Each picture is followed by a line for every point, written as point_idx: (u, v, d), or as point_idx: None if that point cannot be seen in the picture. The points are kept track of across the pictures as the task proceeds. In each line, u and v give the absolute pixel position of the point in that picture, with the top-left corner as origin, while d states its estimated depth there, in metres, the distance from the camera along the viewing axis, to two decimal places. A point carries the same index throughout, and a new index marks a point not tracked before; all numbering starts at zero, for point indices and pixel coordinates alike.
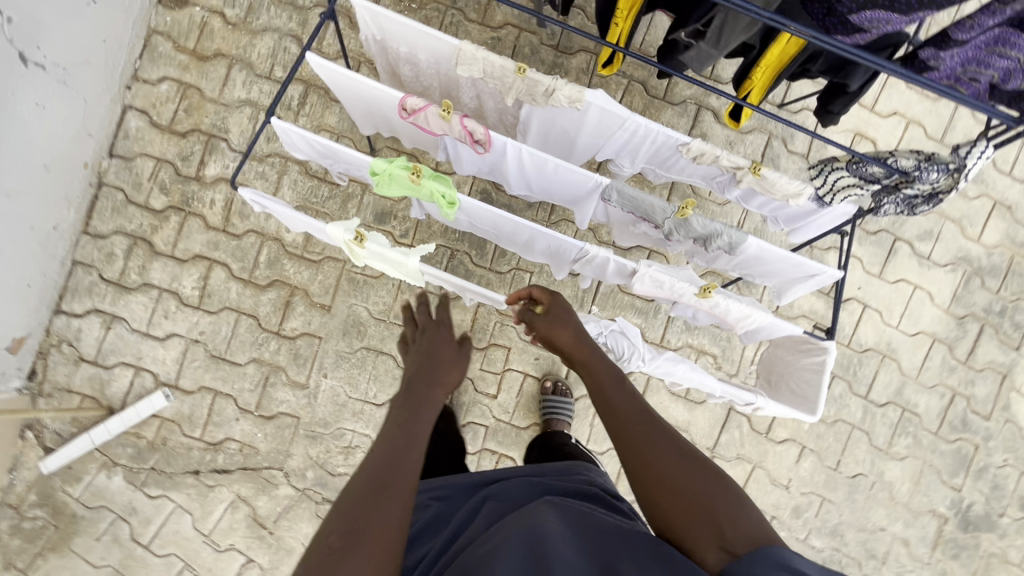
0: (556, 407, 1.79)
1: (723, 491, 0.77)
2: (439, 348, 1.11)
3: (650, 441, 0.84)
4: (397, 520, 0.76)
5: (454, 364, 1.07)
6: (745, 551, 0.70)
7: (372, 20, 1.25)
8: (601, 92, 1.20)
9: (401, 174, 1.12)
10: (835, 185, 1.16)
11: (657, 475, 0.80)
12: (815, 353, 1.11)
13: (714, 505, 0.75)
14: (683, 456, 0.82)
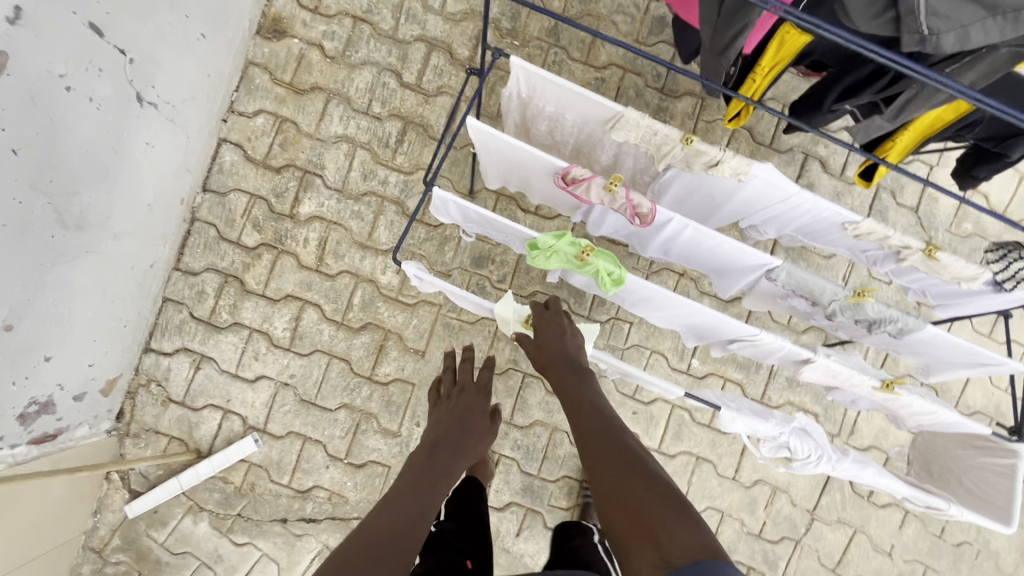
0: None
1: (664, 499, 0.85)
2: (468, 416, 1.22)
3: (621, 466, 0.94)
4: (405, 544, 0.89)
5: (483, 437, 1.23)
6: (676, 539, 0.77)
7: (525, 79, 1.19)
8: (769, 165, 1.14)
9: (569, 252, 1.07)
10: (1016, 272, 1.11)
11: (616, 485, 0.91)
12: (1000, 456, 1.06)
13: (651, 509, 0.83)
14: (635, 469, 0.93)
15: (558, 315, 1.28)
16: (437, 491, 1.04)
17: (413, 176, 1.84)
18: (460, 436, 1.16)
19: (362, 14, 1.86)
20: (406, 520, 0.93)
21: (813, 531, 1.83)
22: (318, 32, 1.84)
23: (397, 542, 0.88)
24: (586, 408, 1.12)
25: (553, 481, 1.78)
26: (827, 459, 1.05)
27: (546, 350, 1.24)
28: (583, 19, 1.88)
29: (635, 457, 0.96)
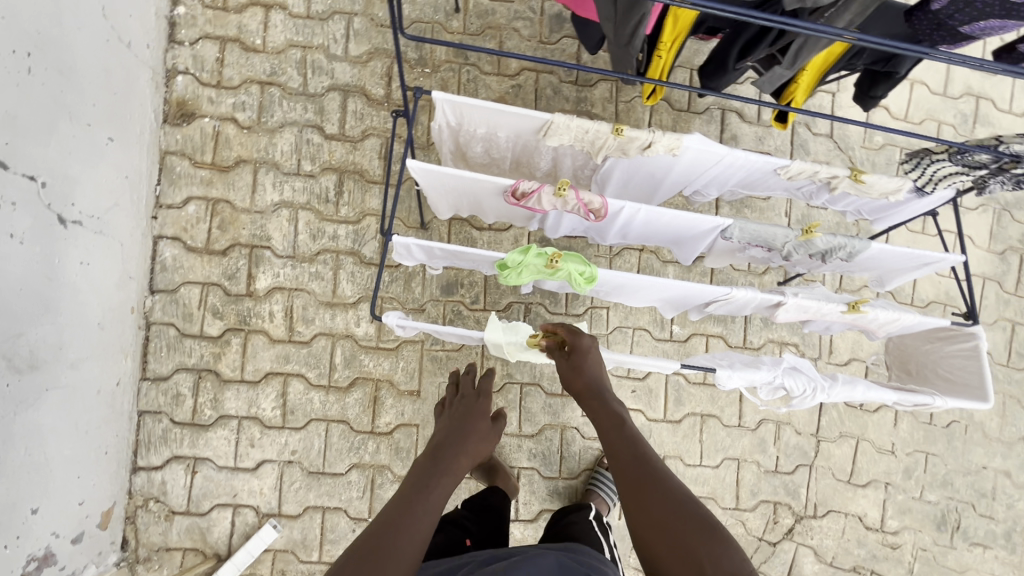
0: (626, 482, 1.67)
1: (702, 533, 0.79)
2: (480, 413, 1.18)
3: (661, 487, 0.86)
4: (419, 541, 0.84)
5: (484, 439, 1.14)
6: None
7: (451, 110, 1.23)
8: (696, 135, 1.21)
9: (538, 263, 1.10)
10: (935, 176, 1.21)
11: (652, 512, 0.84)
12: (962, 340, 1.15)
13: (695, 544, 0.79)
14: (671, 493, 0.85)
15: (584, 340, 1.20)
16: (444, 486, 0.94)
17: (362, 224, 1.83)
18: (463, 433, 1.11)
19: (267, 78, 1.83)
20: (423, 507, 0.88)
21: (822, 451, 1.94)
22: (228, 106, 1.81)
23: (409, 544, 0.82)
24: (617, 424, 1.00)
25: (576, 478, 1.82)
26: (821, 388, 1.11)
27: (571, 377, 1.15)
28: (485, 33, 1.93)
29: (673, 475, 0.87)
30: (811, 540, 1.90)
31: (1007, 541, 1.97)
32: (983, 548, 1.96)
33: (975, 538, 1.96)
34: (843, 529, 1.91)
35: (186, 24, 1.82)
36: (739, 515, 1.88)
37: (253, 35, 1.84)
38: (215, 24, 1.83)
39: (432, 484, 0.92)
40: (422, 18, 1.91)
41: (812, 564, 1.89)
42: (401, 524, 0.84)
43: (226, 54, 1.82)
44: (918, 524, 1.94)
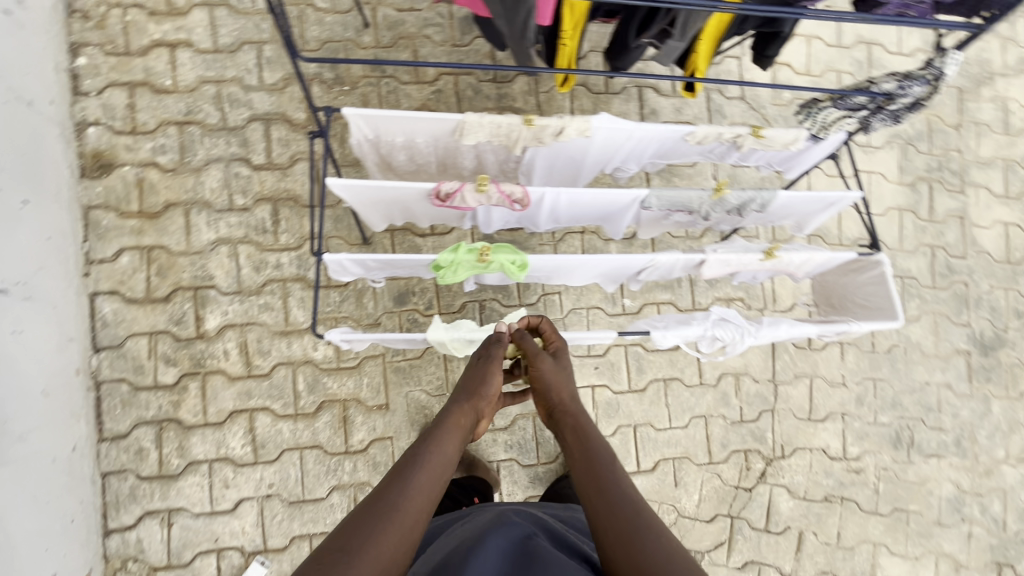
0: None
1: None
2: (484, 381, 1.13)
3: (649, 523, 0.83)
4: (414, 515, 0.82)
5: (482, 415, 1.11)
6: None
7: (365, 124, 1.25)
8: (603, 114, 1.27)
9: (469, 258, 1.14)
10: (825, 122, 1.30)
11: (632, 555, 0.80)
12: (870, 268, 1.25)
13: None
14: (659, 538, 0.80)
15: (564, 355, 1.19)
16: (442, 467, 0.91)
17: (304, 249, 1.83)
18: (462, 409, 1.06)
19: (184, 117, 1.81)
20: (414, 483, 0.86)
21: (781, 394, 2.04)
22: (147, 151, 1.78)
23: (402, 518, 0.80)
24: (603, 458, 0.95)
25: (554, 461, 1.87)
26: (748, 332, 1.17)
27: (557, 386, 1.11)
28: (398, 44, 1.95)
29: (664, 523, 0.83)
30: (783, 479, 2.00)
31: (958, 448, 2.12)
32: (938, 458, 2.10)
33: (929, 450, 2.10)
34: (811, 463, 2.03)
35: (90, 74, 1.78)
36: (714, 468, 1.96)
37: (162, 77, 1.81)
38: (120, 70, 1.79)
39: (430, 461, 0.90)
40: (332, 37, 1.92)
41: (788, 501, 1.99)
42: (393, 503, 0.82)
43: (137, 99, 1.79)
44: (877, 446, 2.07)
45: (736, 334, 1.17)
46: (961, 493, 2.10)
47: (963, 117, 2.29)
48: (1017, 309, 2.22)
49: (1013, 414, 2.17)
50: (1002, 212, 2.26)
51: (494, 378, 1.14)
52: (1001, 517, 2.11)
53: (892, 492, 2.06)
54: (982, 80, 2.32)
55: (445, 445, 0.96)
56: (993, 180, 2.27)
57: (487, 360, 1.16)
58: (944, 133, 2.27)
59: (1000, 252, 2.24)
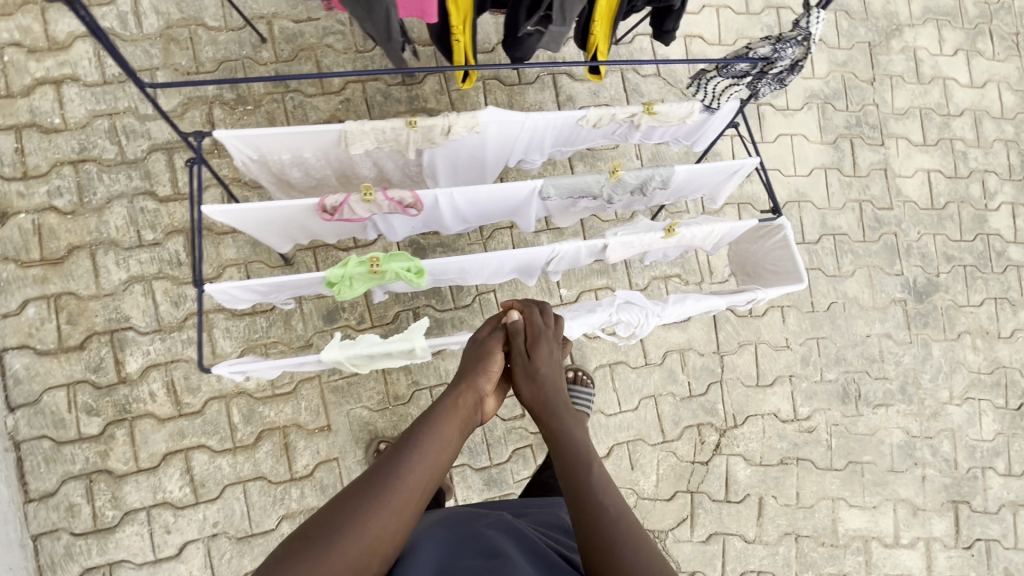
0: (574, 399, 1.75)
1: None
2: (483, 362, 1.04)
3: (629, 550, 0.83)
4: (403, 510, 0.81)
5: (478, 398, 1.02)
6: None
7: (243, 145, 1.20)
8: (490, 108, 1.24)
9: (359, 271, 1.09)
10: (715, 92, 1.29)
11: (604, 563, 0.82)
12: (774, 233, 1.24)
13: None
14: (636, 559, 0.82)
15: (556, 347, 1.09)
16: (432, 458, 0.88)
17: (224, 277, 1.77)
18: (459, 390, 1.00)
19: (78, 156, 1.73)
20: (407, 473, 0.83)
21: (727, 365, 2.05)
22: (43, 195, 1.70)
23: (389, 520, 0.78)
24: (591, 463, 0.93)
25: (507, 460, 1.85)
26: (652, 314, 1.16)
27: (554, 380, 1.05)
28: (298, 56, 1.89)
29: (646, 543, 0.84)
30: (738, 448, 2.02)
31: (904, 395, 2.17)
32: (886, 407, 2.15)
33: (877, 400, 2.14)
34: (764, 429, 2.04)
35: None
36: (669, 446, 1.96)
37: (50, 116, 1.73)
38: (3, 114, 1.71)
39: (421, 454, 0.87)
40: (229, 56, 1.85)
41: (745, 469, 2.01)
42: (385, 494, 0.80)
43: (25, 142, 1.71)
44: (826, 403, 2.10)
45: (642, 316, 1.17)
46: (911, 439, 2.15)
47: (876, 70, 2.32)
48: (947, 252, 2.27)
49: (954, 355, 2.22)
50: (922, 159, 2.31)
51: (492, 362, 1.04)
52: (951, 457, 2.17)
53: (845, 446, 2.09)
54: (892, 32, 2.35)
55: (436, 431, 0.91)
56: (911, 130, 2.32)
57: (484, 342, 1.06)
58: (860, 89, 2.30)
59: (924, 199, 2.29)
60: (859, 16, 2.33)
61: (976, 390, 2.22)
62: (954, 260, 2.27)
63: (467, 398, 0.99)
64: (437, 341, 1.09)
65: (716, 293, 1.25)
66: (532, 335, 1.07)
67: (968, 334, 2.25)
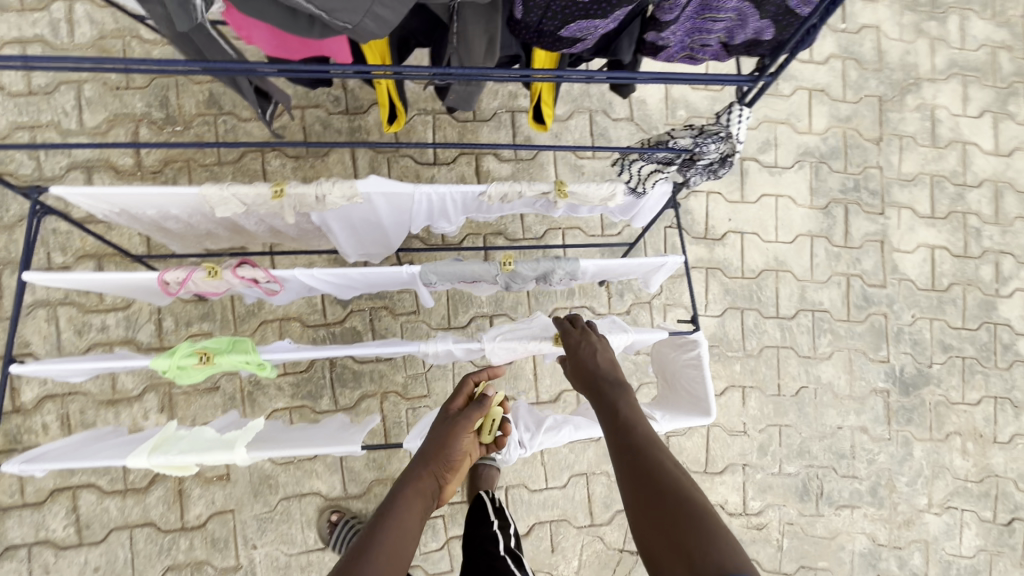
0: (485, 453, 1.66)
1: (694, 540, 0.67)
2: (448, 447, 0.93)
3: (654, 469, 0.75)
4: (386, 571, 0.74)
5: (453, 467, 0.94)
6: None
7: (96, 201, 1.09)
8: (373, 177, 1.09)
9: (190, 363, 0.98)
10: (641, 175, 1.11)
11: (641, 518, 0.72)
12: (687, 349, 1.07)
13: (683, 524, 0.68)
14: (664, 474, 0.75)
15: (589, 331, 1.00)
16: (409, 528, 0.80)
17: (132, 308, 1.68)
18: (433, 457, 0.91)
19: None
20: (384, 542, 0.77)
21: (672, 447, 1.87)
22: None
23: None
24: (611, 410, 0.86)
25: None
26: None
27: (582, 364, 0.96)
28: None
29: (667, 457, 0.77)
30: None
31: (874, 497, 1.94)
32: (851, 509, 1.93)
33: (841, 501, 1.93)
34: None
35: None
36: (596, 530, 1.81)
37: None
38: None
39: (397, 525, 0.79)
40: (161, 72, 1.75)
41: None
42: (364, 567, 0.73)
43: None
44: (781, 499, 1.90)
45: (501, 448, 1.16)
46: (877, 547, 1.92)
47: (885, 129, 2.06)
48: (943, 341, 2.03)
49: (938, 457, 1.98)
50: (926, 234, 2.05)
51: (463, 443, 0.95)
52: (921, 571, 1.93)
53: (798, 548, 1.89)
54: (907, 86, 2.08)
55: (402, 510, 0.82)
56: (917, 199, 2.06)
57: (455, 421, 0.96)
58: (863, 149, 2.05)
59: (924, 279, 2.04)
60: (872, 66, 2.07)
61: (959, 499, 1.98)
62: (951, 350, 2.02)
63: (431, 480, 0.89)
64: (263, 452, 0.97)
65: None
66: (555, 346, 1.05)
67: (958, 435, 2.00)
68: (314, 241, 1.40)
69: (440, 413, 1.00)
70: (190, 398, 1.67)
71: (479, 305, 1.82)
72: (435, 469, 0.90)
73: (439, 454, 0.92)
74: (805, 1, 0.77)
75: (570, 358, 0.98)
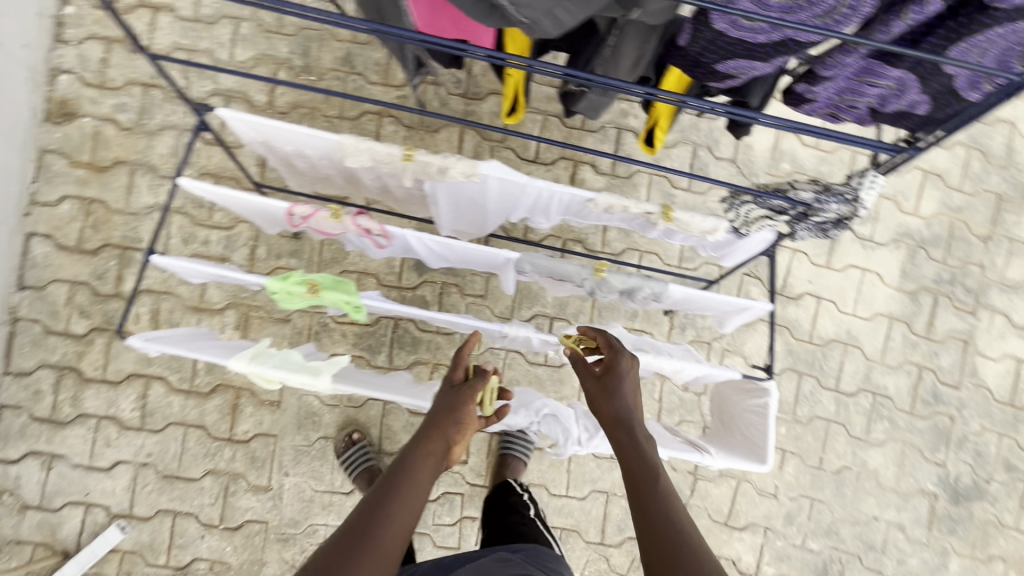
0: (511, 445, 1.75)
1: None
2: (455, 412, 0.98)
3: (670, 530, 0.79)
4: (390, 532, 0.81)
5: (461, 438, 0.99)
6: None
7: (248, 127, 1.20)
8: (495, 162, 1.16)
9: (298, 290, 1.06)
10: (747, 218, 1.13)
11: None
12: (756, 396, 1.07)
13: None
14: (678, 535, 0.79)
15: (636, 364, 1.00)
16: (416, 493, 0.87)
17: (234, 230, 1.82)
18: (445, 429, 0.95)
19: (150, 80, 1.84)
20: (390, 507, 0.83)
21: (698, 490, 1.86)
22: (109, 107, 1.82)
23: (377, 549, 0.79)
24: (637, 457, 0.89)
25: (434, 499, 1.79)
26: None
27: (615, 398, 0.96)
28: (374, 41, 1.90)
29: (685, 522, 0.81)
30: None
31: None
32: None
33: None
34: None
35: (73, 24, 1.83)
36: (603, 550, 1.82)
37: (139, 37, 1.84)
38: (102, 24, 1.83)
39: (404, 493, 0.85)
40: (310, 25, 1.89)
41: None
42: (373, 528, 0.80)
43: (111, 55, 1.83)
44: (796, 572, 1.85)
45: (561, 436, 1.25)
46: None
47: (996, 228, 1.98)
48: (1008, 459, 1.93)
49: None
50: (1016, 345, 1.96)
51: (468, 411, 0.98)
52: None
53: None
54: None
55: (413, 478, 0.88)
56: (1014, 308, 1.97)
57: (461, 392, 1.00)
58: (967, 243, 1.97)
59: (1002, 390, 1.94)
60: (998, 161, 1.98)
61: None
62: (1014, 471, 1.92)
63: (436, 450, 0.93)
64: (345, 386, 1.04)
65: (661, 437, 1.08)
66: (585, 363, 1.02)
67: (1001, 560, 1.89)
68: (414, 207, 1.49)
69: (444, 383, 1.05)
70: (263, 324, 1.79)
71: (543, 304, 1.87)
72: (443, 433, 0.95)
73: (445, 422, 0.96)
74: (975, 86, 0.78)
75: (602, 384, 0.98)
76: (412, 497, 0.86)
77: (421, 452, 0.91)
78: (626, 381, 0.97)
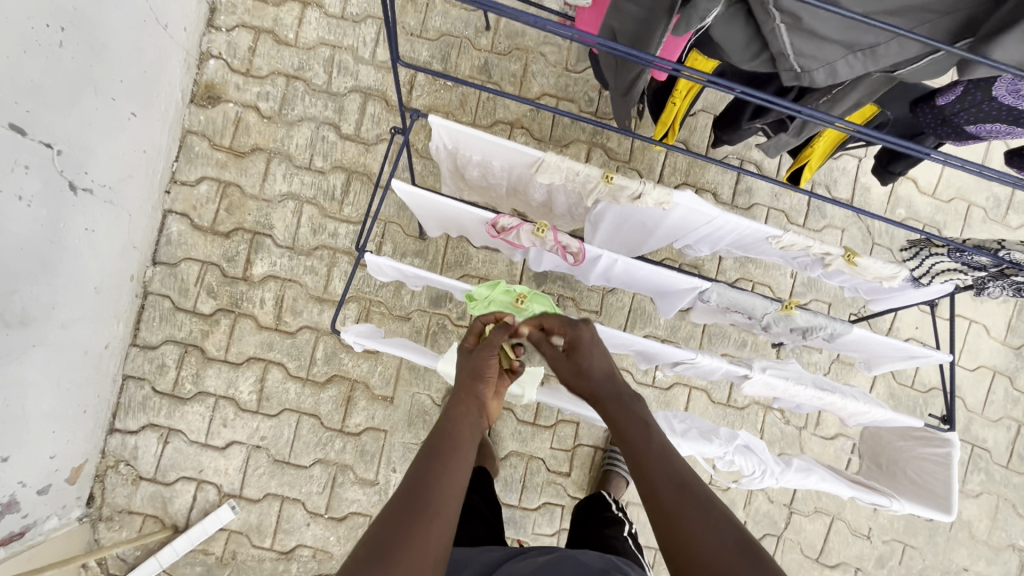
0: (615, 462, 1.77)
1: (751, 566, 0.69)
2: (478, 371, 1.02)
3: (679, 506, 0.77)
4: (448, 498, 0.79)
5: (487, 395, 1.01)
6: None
7: (446, 136, 1.23)
8: (689, 192, 1.19)
9: (503, 299, 1.15)
10: (933, 269, 1.16)
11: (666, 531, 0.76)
12: (938, 446, 1.09)
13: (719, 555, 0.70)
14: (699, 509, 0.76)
15: (589, 328, 1.06)
16: (455, 457, 0.85)
17: (362, 225, 1.86)
18: (463, 401, 0.97)
19: (294, 72, 1.88)
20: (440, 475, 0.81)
21: (793, 524, 1.87)
22: (253, 94, 1.86)
23: (431, 520, 0.75)
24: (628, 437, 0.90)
25: (534, 509, 1.81)
26: (771, 472, 1.03)
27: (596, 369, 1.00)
28: (512, 53, 1.94)
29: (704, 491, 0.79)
30: None
31: None
32: None
33: None
34: None
35: (226, 11, 1.88)
36: None
37: (287, 29, 1.89)
38: (253, 14, 1.88)
39: (447, 458, 0.84)
40: (451, 31, 1.93)
41: None
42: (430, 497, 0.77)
43: (259, 44, 1.88)
44: None
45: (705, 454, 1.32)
46: None
47: None
48: None
49: None
50: None
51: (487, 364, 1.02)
52: None
53: None
54: None
55: (455, 443, 0.88)
56: None
57: (477, 354, 1.05)
58: None
59: None
60: None
61: None
62: None
63: (472, 408, 0.97)
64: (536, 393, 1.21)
65: (839, 476, 1.10)
66: (552, 348, 1.08)
67: None
68: (565, 222, 1.52)
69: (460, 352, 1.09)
70: (383, 320, 1.82)
71: (656, 325, 1.89)
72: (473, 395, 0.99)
73: (472, 381, 1.01)
74: None
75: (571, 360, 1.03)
76: (450, 457, 0.85)
77: (455, 418, 0.93)
78: (587, 349, 1.02)
